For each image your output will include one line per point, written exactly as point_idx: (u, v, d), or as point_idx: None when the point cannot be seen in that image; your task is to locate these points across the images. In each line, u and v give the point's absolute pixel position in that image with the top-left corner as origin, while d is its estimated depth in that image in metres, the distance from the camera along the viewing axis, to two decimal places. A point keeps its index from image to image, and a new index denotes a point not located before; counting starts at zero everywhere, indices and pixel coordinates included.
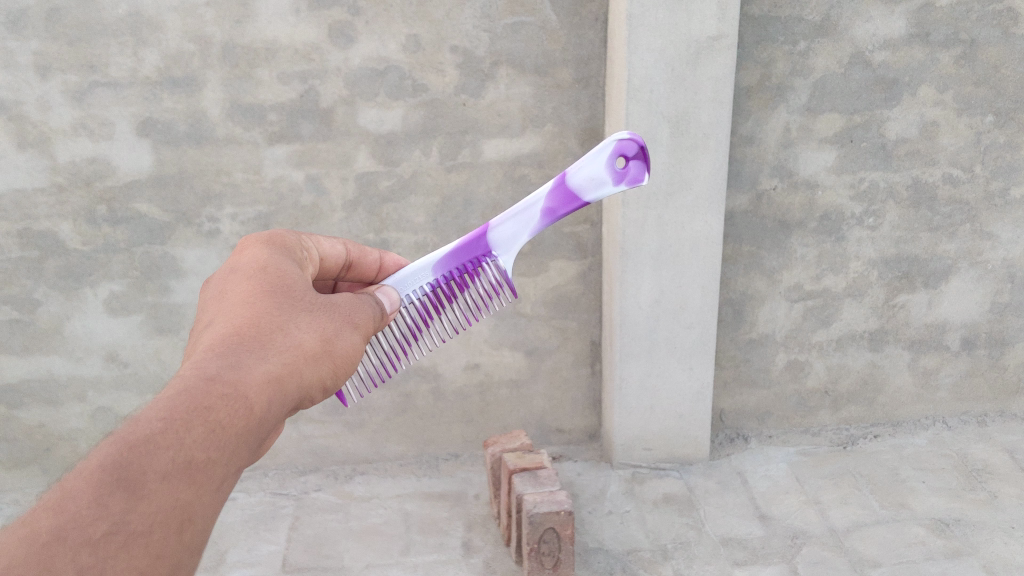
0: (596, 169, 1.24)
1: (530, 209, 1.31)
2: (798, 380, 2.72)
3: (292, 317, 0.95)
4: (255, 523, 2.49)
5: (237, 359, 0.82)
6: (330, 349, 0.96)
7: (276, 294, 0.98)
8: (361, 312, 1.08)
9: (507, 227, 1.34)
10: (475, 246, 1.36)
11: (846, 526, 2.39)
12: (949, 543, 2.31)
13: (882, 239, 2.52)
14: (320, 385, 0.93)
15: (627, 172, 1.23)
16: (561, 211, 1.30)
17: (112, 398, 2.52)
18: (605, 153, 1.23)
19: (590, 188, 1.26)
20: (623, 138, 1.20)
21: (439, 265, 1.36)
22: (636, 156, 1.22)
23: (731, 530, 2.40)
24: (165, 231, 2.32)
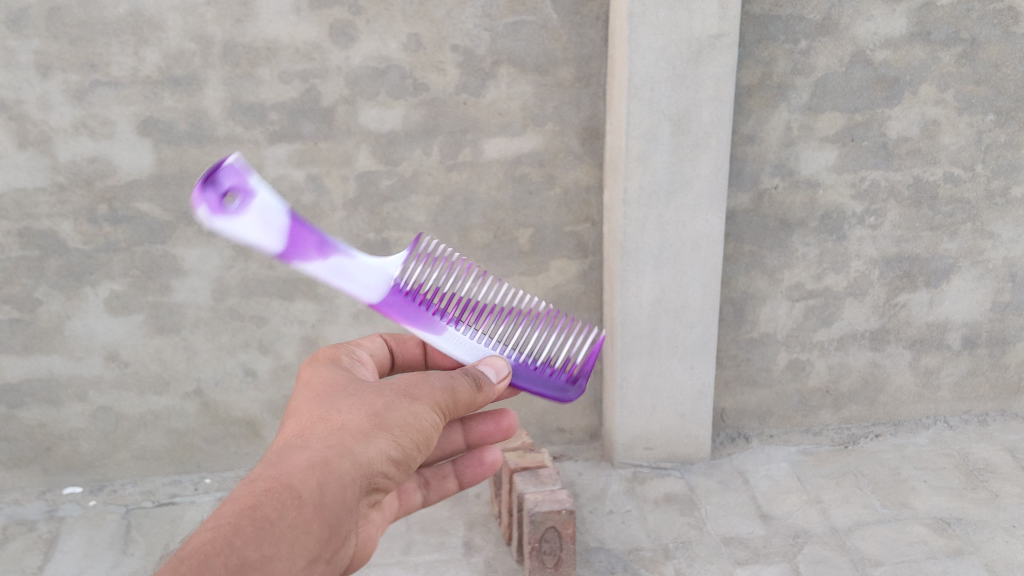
0: (245, 220, 1.06)
1: (331, 267, 1.18)
2: (798, 379, 2.71)
3: (337, 405, 1.08)
4: None
5: (282, 458, 0.97)
6: (384, 418, 1.06)
7: (327, 392, 1.11)
8: (430, 379, 1.13)
9: (367, 288, 1.21)
10: (398, 304, 1.22)
11: (848, 525, 2.38)
12: (951, 542, 2.31)
13: (883, 237, 2.52)
14: (382, 453, 1.04)
15: (239, 179, 1.05)
16: (313, 239, 1.14)
17: (113, 398, 2.52)
18: (220, 220, 1.04)
19: (274, 218, 1.10)
20: (202, 210, 1.03)
21: (430, 324, 1.24)
22: (209, 182, 1.03)
23: (732, 529, 2.39)
24: (166, 230, 2.32)
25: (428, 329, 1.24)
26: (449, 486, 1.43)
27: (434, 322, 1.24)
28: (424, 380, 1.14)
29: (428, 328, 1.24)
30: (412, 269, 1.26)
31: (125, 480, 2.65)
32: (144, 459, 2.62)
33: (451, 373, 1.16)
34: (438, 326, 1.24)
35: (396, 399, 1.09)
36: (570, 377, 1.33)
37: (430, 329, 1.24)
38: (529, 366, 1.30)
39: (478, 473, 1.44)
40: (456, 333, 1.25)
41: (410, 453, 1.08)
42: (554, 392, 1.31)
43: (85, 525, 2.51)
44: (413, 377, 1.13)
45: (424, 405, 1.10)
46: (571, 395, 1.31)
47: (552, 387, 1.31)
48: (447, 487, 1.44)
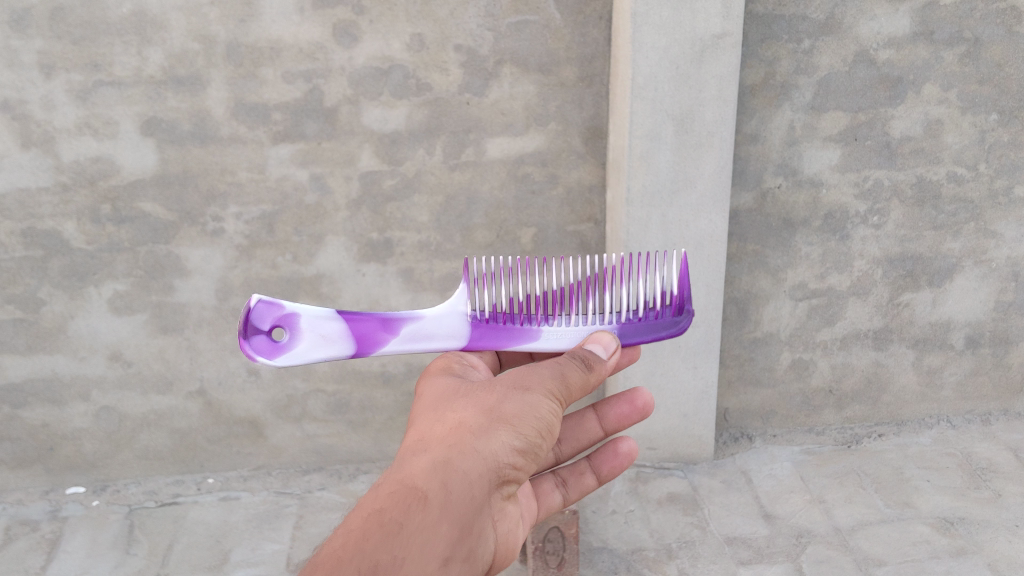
0: (305, 339, 1.26)
1: (403, 337, 1.33)
2: (802, 379, 2.71)
3: (457, 409, 1.14)
4: (259, 522, 2.48)
5: (409, 463, 1.04)
6: (501, 413, 1.12)
7: (452, 400, 1.18)
8: (538, 369, 1.20)
9: (443, 336, 1.36)
10: (482, 330, 1.36)
11: (851, 525, 2.38)
12: (954, 541, 2.31)
13: (886, 237, 2.52)
14: (507, 445, 1.10)
15: (275, 312, 1.23)
16: (371, 322, 1.30)
17: (116, 397, 2.52)
18: (282, 355, 1.24)
19: (326, 324, 1.27)
20: (260, 358, 1.22)
21: (523, 333, 1.37)
22: (251, 330, 1.21)
23: (736, 529, 2.39)
24: (169, 230, 2.32)
25: (521, 338, 1.36)
26: (588, 482, 1.60)
27: (521, 331, 1.37)
28: (534, 369, 1.20)
29: (523, 338, 1.36)
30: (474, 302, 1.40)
31: (129, 479, 2.65)
32: (148, 458, 2.62)
33: (557, 361, 1.22)
34: (531, 331, 1.36)
35: (511, 393, 1.16)
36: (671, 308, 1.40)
37: (527, 337, 1.36)
38: (634, 322, 1.38)
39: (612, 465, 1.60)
40: (550, 329, 1.37)
41: (535, 441, 1.13)
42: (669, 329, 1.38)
43: (90, 525, 2.51)
44: (528, 372, 1.20)
45: (537, 393, 1.16)
46: (685, 321, 1.38)
47: (661, 327, 1.39)
48: (586, 483, 1.60)
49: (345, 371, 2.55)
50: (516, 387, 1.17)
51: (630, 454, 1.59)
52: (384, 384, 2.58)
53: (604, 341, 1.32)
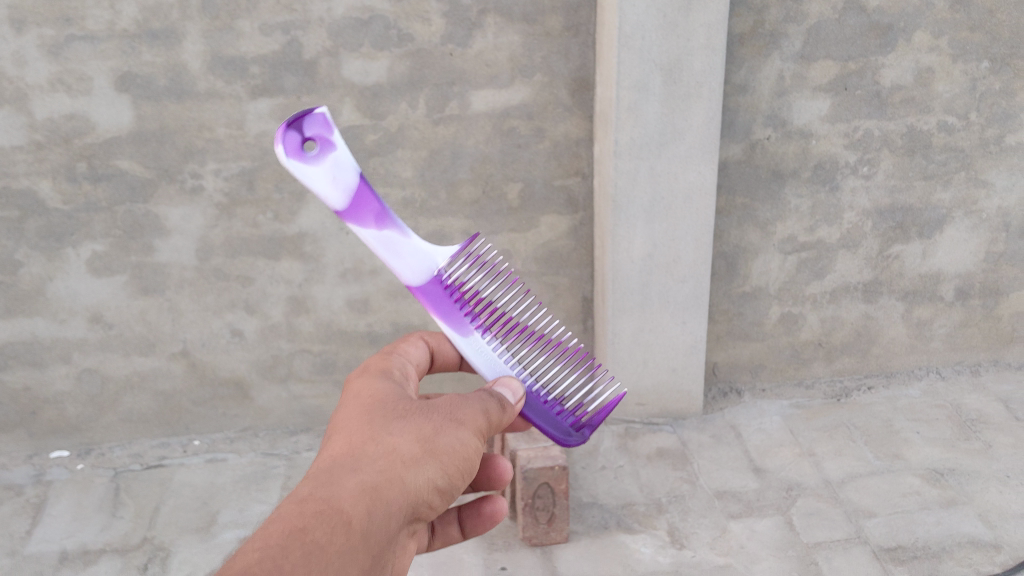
0: (327, 171, 1.16)
1: (388, 239, 1.25)
2: (791, 333, 2.69)
3: (392, 422, 1.03)
4: (246, 483, 2.46)
5: (338, 480, 0.94)
6: (437, 445, 1.03)
7: (386, 411, 1.04)
8: (471, 404, 1.10)
9: (410, 267, 1.27)
10: (436, 294, 1.28)
11: (841, 477, 2.38)
12: (945, 492, 2.31)
13: (876, 188, 2.49)
14: (427, 482, 1.00)
15: (322, 129, 1.15)
16: (374, 206, 1.23)
17: (98, 359, 2.48)
18: (299, 164, 1.15)
19: (343, 173, 1.19)
20: (281, 148, 1.12)
21: (463, 326, 1.28)
22: (295, 125, 1.13)
23: (725, 483, 2.39)
24: (147, 188, 2.27)
25: (460, 329, 1.28)
26: (452, 534, 1.31)
27: (464, 324, 1.28)
28: (464, 404, 1.10)
29: (456, 327, 1.28)
30: (461, 265, 1.31)
31: (113, 443, 2.62)
32: (132, 421, 2.59)
33: (483, 396, 1.14)
34: (466, 329, 1.28)
35: (445, 423, 1.05)
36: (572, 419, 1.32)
37: (458, 329, 1.28)
38: (540, 399, 1.29)
39: (481, 525, 1.32)
40: (480, 341, 1.28)
41: (456, 477, 1.05)
42: (556, 433, 1.30)
43: (76, 488, 2.49)
44: (461, 404, 1.09)
45: (471, 431, 1.07)
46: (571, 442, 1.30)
47: (553, 423, 1.30)
48: (450, 534, 1.31)
49: (331, 331, 2.51)
50: (449, 417, 1.06)
51: (495, 515, 1.32)
52: (370, 343, 2.54)
53: (509, 387, 1.21)
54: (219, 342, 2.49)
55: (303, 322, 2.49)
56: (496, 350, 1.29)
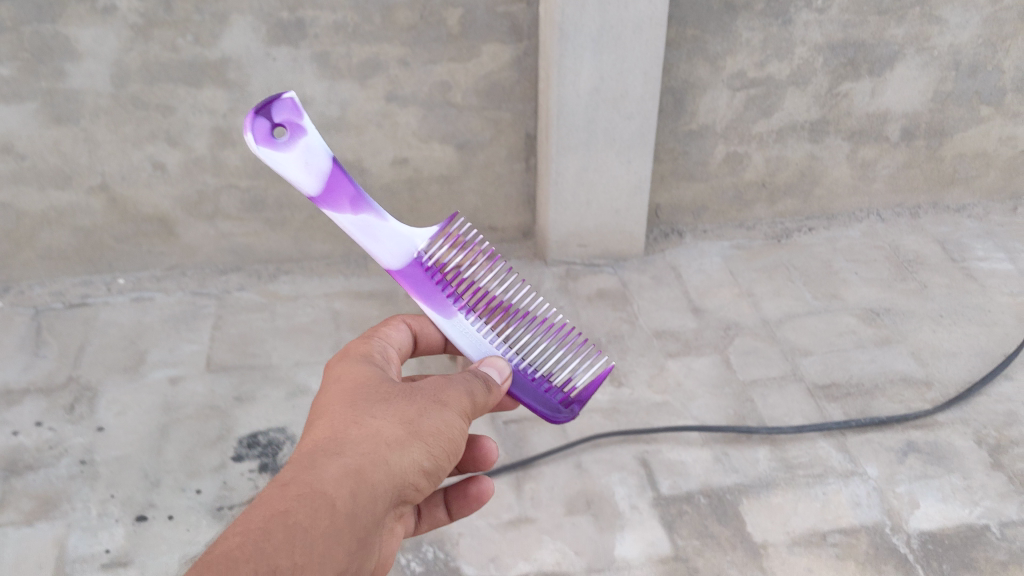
0: (298, 156, 1.24)
1: (364, 222, 1.34)
2: (735, 173, 2.65)
3: (376, 408, 1.11)
4: (175, 323, 2.37)
5: (322, 462, 1.01)
6: (417, 427, 1.11)
7: (373, 396, 1.13)
8: (455, 387, 1.19)
9: (387, 250, 1.36)
10: (417, 276, 1.37)
11: (779, 317, 2.39)
12: (880, 331, 2.33)
13: (829, 22, 2.36)
14: (410, 463, 1.08)
15: (292, 115, 1.22)
16: (347, 190, 1.31)
17: (10, 193, 2.33)
18: (272, 150, 1.22)
19: (316, 158, 1.26)
20: (251, 135, 1.19)
21: (446, 308, 1.37)
22: (265, 111, 1.20)
23: (665, 323, 2.38)
24: (54, 7, 2.04)
25: (444, 313, 1.37)
26: (439, 516, 1.42)
27: (450, 308, 1.37)
28: (448, 387, 1.19)
29: (440, 310, 1.37)
30: (448, 251, 1.39)
31: (32, 281, 2.51)
32: (51, 258, 2.47)
33: (465, 376, 1.23)
34: (451, 310, 1.37)
35: (429, 407, 1.14)
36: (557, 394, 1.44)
37: (441, 311, 1.37)
38: (526, 377, 1.40)
39: (466, 505, 1.42)
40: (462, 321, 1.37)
41: (440, 457, 1.13)
42: (542, 409, 1.41)
43: None
44: (448, 389, 1.18)
45: (452, 411, 1.15)
46: (557, 418, 1.42)
47: (539, 400, 1.41)
48: (436, 516, 1.42)
49: (260, 166, 2.38)
50: (433, 400, 1.15)
51: (480, 500, 1.41)
52: None
53: (494, 366, 1.30)
54: (142, 176, 2.36)
55: (230, 157, 2.36)
56: (482, 331, 1.39)
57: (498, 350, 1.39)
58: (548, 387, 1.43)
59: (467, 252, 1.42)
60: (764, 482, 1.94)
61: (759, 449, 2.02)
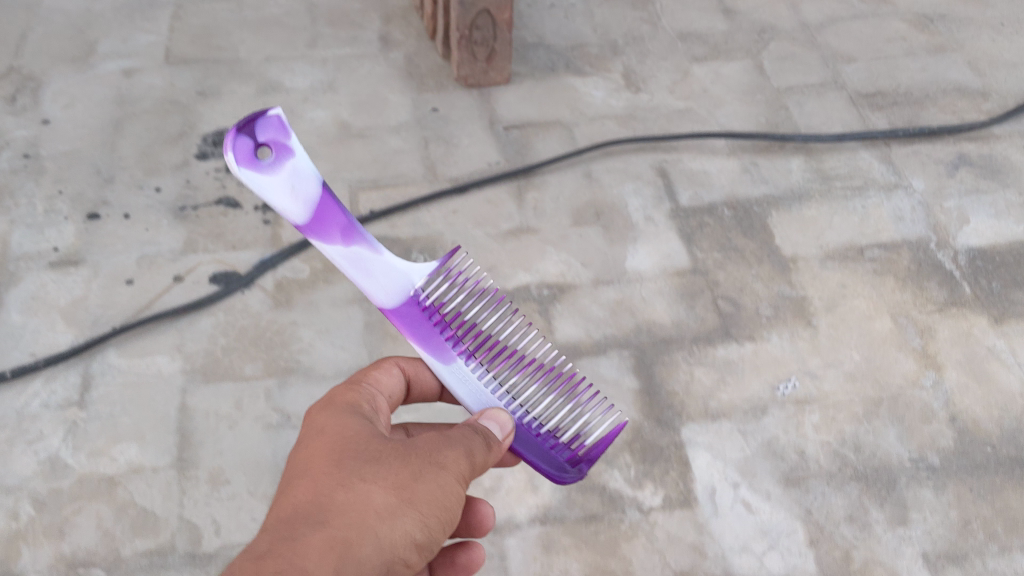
0: (283, 184, 0.86)
1: (356, 259, 0.95)
2: None
3: (366, 470, 0.82)
4: (129, 13, 2.06)
5: (300, 538, 0.76)
6: (416, 488, 0.82)
7: (354, 462, 0.82)
8: (454, 446, 0.86)
9: (383, 287, 0.97)
10: (415, 318, 0.98)
11: (820, 21, 2.10)
12: (933, 39, 2.05)
13: None
14: (399, 536, 0.80)
15: (277, 135, 0.84)
16: (338, 222, 0.93)
17: None
18: (252, 171, 0.83)
19: (305, 185, 0.88)
20: (233, 156, 0.82)
21: (440, 352, 0.98)
22: (248, 130, 0.82)
23: (690, 25, 2.09)
24: None
25: (442, 356, 0.98)
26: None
27: (447, 350, 0.98)
28: (450, 440, 0.86)
29: (435, 352, 0.98)
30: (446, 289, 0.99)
31: None
32: None
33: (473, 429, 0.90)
34: (449, 355, 0.98)
35: (427, 470, 0.83)
36: (565, 445, 0.99)
37: (435, 356, 0.98)
38: (531, 429, 0.98)
39: (453, 572, 1.09)
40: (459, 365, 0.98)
41: (439, 532, 0.84)
42: (546, 461, 0.98)
43: None
44: (445, 449, 0.85)
45: (459, 473, 0.85)
46: (564, 473, 0.98)
47: (542, 451, 0.98)
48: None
49: None
50: (430, 460, 0.84)
51: (468, 566, 1.08)
52: None
53: (496, 415, 0.92)
54: None
55: None
56: (484, 378, 0.98)
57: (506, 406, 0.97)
58: (556, 443, 0.99)
59: (472, 296, 1.01)
60: (797, 193, 1.73)
61: (793, 160, 1.78)
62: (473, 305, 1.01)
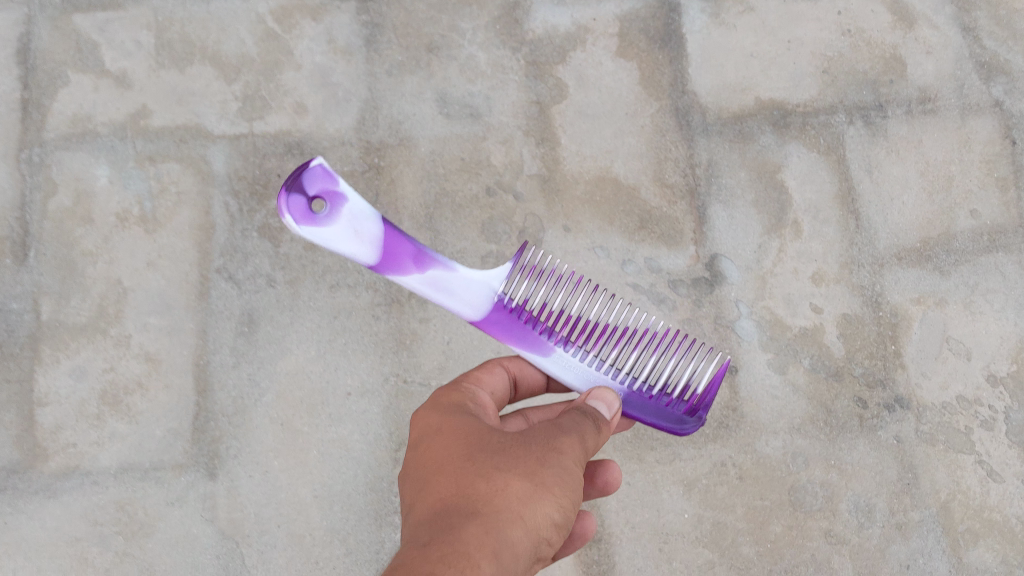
0: (346, 235, 0.53)
1: (436, 281, 0.55)
2: None
3: (482, 460, 0.43)
4: None
5: (442, 538, 0.38)
6: (539, 462, 0.43)
7: (463, 463, 0.43)
8: (568, 427, 0.46)
9: (475, 305, 0.56)
10: (507, 324, 0.56)
11: None
12: None
13: None
14: (544, 534, 0.41)
15: (327, 182, 0.52)
16: (409, 250, 0.55)
17: None
18: (311, 227, 0.52)
19: (370, 228, 0.53)
20: (288, 218, 0.51)
21: (531, 343, 0.56)
22: (296, 183, 0.51)
23: None
24: None
25: (533, 350, 0.56)
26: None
27: (542, 342, 0.56)
28: (561, 423, 0.47)
29: (526, 346, 0.56)
30: (528, 280, 0.58)
31: None
32: None
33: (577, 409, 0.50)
34: (541, 343, 0.56)
35: (550, 451, 0.44)
36: (688, 401, 0.58)
37: (530, 350, 0.56)
38: (646, 396, 0.57)
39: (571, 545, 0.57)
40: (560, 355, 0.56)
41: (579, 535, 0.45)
42: (666, 425, 0.57)
43: None
44: (559, 432, 0.46)
45: (584, 439, 0.46)
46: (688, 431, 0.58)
47: (664, 415, 0.57)
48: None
49: None
50: (549, 442, 0.45)
51: (583, 537, 0.56)
52: None
53: (603, 392, 0.53)
54: None
55: None
56: (593, 359, 0.57)
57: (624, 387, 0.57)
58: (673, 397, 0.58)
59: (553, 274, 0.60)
60: None
61: None
62: (561, 289, 0.59)
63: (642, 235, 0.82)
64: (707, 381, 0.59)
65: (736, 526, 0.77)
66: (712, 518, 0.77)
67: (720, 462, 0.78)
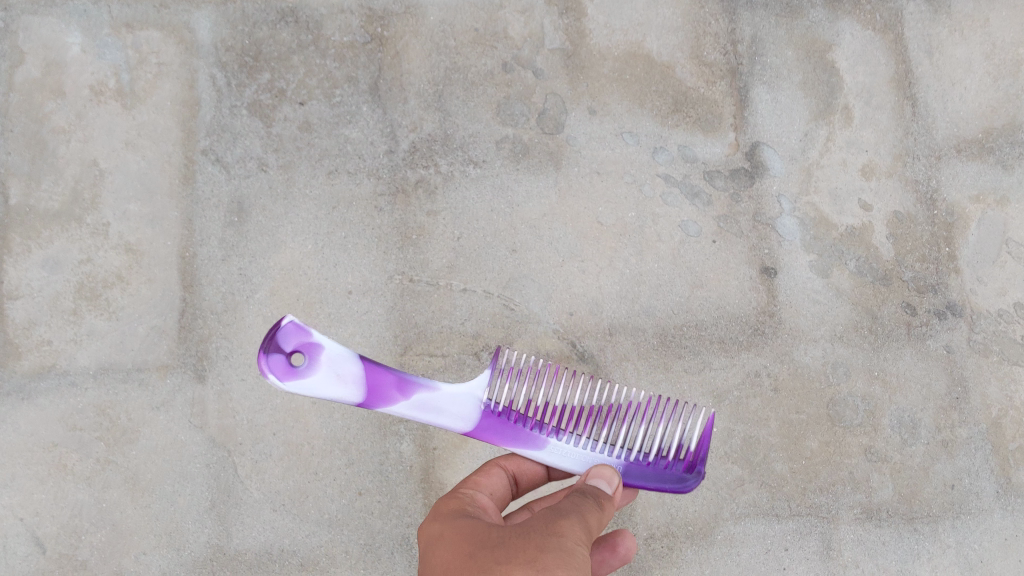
0: (328, 381, 0.48)
1: (422, 404, 0.50)
2: None
3: (478, 558, 0.35)
4: None
5: None
6: (541, 546, 0.34)
7: (462, 562, 0.35)
8: (568, 511, 0.39)
9: (465, 415, 0.50)
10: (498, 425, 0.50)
11: None
12: None
13: None
14: None
15: (301, 335, 0.47)
16: (391, 379, 0.49)
17: None
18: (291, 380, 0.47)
19: (352, 371, 0.49)
20: (271, 377, 0.46)
21: (521, 438, 0.50)
22: (272, 342, 0.46)
23: None
24: None
25: (525, 446, 0.50)
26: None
27: (533, 435, 0.50)
28: (559, 507, 0.40)
29: (516, 444, 0.50)
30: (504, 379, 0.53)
31: None
32: None
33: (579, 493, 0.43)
34: (530, 436, 0.50)
35: (549, 534, 0.36)
36: (683, 460, 0.52)
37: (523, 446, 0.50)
38: (642, 463, 0.51)
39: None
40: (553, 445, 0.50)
41: None
42: (667, 487, 0.51)
43: None
44: (556, 516, 0.38)
45: (586, 523, 0.38)
46: (691, 490, 0.50)
47: (664, 478, 0.50)
48: None
49: None
50: (547, 526, 0.37)
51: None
52: None
53: (599, 469, 0.47)
54: None
55: None
56: (586, 441, 0.51)
57: (621, 461, 0.50)
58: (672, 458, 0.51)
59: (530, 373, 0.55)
60: None
61: None
62: (534, 383, 0.54)
63: (677, 119, 0.74)
64: (701, 436, 0.53)
65: (769, 441, 0.71)
66: (743, 433, 0.70)
67: (753, 372, 0.71)
